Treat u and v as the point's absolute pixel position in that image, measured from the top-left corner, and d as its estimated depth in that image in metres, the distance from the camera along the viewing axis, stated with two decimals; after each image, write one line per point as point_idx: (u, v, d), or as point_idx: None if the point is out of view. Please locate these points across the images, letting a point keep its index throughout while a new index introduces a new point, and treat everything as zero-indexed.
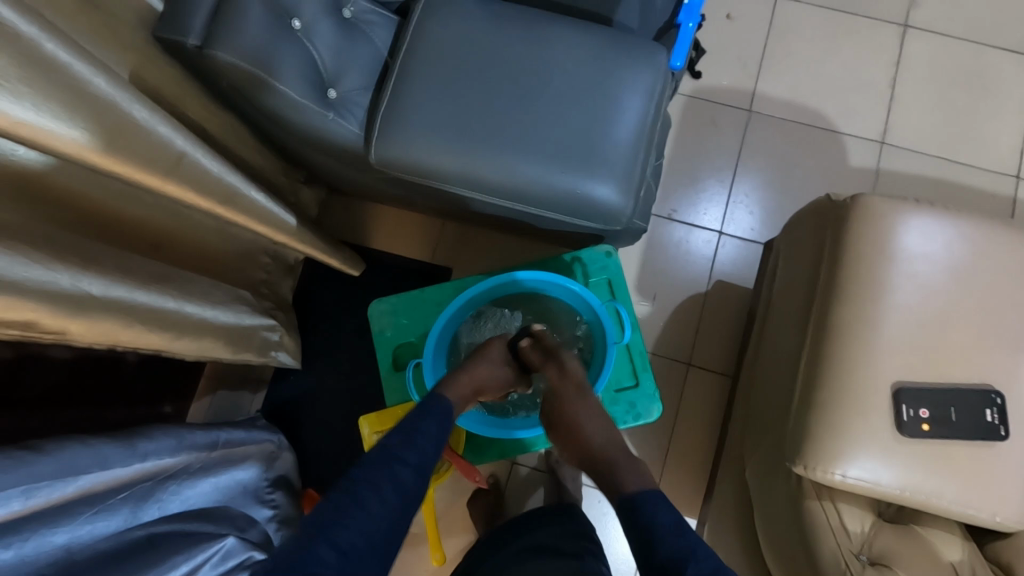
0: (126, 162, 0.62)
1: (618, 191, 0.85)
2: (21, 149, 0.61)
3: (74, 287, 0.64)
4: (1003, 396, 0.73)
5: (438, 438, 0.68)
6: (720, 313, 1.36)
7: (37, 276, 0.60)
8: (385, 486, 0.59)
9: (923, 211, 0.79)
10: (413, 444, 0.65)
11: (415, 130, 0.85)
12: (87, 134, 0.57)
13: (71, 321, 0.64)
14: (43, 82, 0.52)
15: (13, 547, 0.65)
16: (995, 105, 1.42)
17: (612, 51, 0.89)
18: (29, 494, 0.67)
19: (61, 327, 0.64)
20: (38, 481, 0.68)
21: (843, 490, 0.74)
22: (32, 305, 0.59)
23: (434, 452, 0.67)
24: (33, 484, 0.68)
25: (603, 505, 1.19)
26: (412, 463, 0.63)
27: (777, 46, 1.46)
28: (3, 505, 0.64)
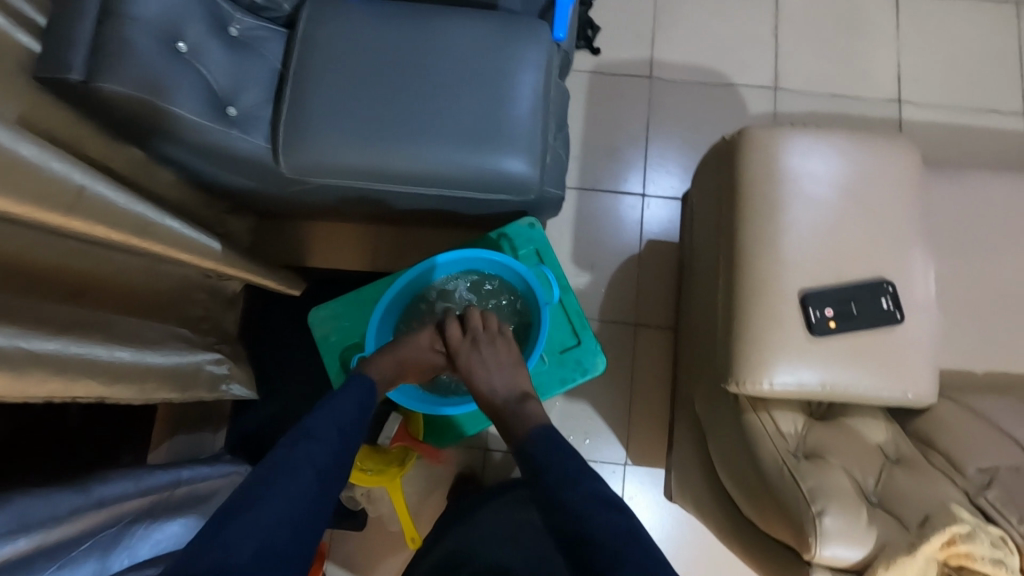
0: (18, 200, 0.62)
1: (527, 162, 0.89)
2: None
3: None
4: (895, 285, 0.81)
5: (339, 435, 0.75)
6: (655, 270, 1.43)
7: None
8: (273, 494, 0.64)
9: (802, 133, 0.86)
10: (301, 448, 0.70)
11: (321, 135, 0.87)
12: None
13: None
14: None
15: None
16: (867, 37, 1.54)
17: (499, 32, 0.93)
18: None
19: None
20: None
21: (774, 398, 0.79)
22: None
23: (327, 444, 0.72)
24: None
25: None
26: (309, 467, 0.68)
27: (665, 14, 1.54)
28: None
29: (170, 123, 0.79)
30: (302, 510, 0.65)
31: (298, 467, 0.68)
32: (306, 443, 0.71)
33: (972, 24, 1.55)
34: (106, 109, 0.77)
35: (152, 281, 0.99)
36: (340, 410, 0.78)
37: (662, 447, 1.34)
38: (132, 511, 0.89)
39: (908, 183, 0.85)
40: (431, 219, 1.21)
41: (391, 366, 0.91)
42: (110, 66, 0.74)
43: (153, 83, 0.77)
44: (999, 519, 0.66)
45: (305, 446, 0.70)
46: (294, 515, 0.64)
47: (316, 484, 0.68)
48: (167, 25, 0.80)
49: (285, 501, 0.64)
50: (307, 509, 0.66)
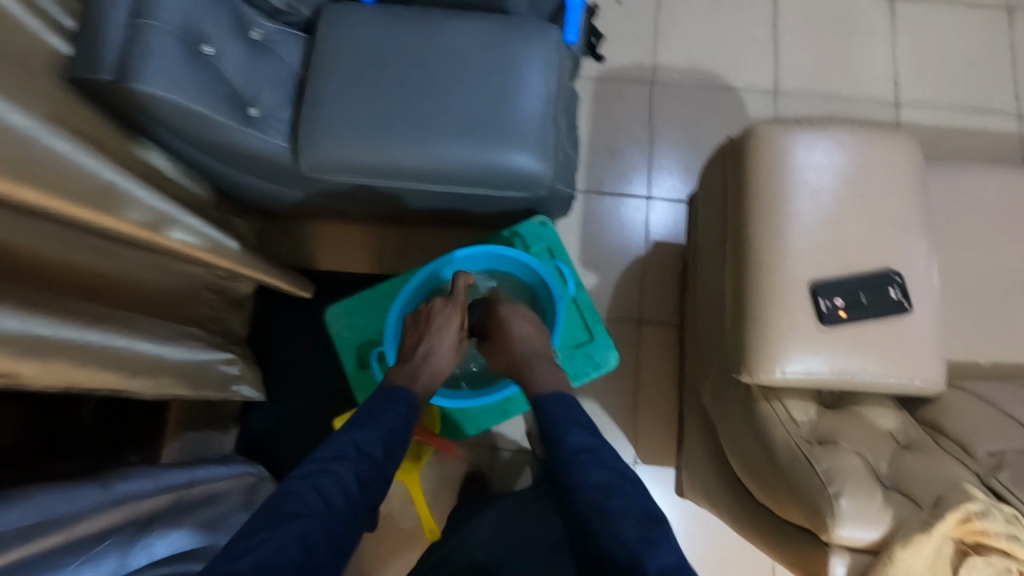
0: (52, 194, 0.64)
1: (539, 158, 0.91)
2: None
3: (24, 329, 0.65)
4: (902, 275, 0.83)
5: (381, 438, 0.76)
6: (661, 271, 1.45)
7: None
8: (313, 496, 0.67)
9: (807, 130, 0.88)
10: (342, 454, 0.72)
11: (337, 133, 0.90)
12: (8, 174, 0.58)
13: (21, 359, 0.65)
14: None
15: None
16: (864, 42, 1.57)
17: (509, 33, 0.96)
18: (23, 539, 0.68)
19: (11, 368, 0.64)
20: (22, 527, 0.69)
21: (786, 387, 0.81)
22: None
23: (368, 444, 0.75)
24: (21, 530, 0.68)
25: None
26: (348, 471, 0.71)
27: (666, 21, 1.58)
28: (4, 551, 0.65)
29: (193, 121, 0.81)
30: (343, 512, 0.68)
31: (337, 471, 0.70)
32: (347, 444, 0.74)
33: (966, 30, 1.59)
34: (128, 108, 0.79)
35: (169, 281, 1.01)
36: (381, 412, 0.80)
37: (670, 445, 1.35)
38: (151, 508, 0.89)
39: (911, 177, 0.88)
40: (441, 220, 1.23)
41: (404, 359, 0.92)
42: (137, 67, 0.76)
43: (179, 84, 0.78)
44: (1009, 497, 0.67)
45: (343, 449, 0.73)
46: (335, 516, 0.67)
47: (357, 488, 0.71)
48: (192, 29, 0.82)
49: (320, 499, 0.67)
50: (347, 511, 0.68)
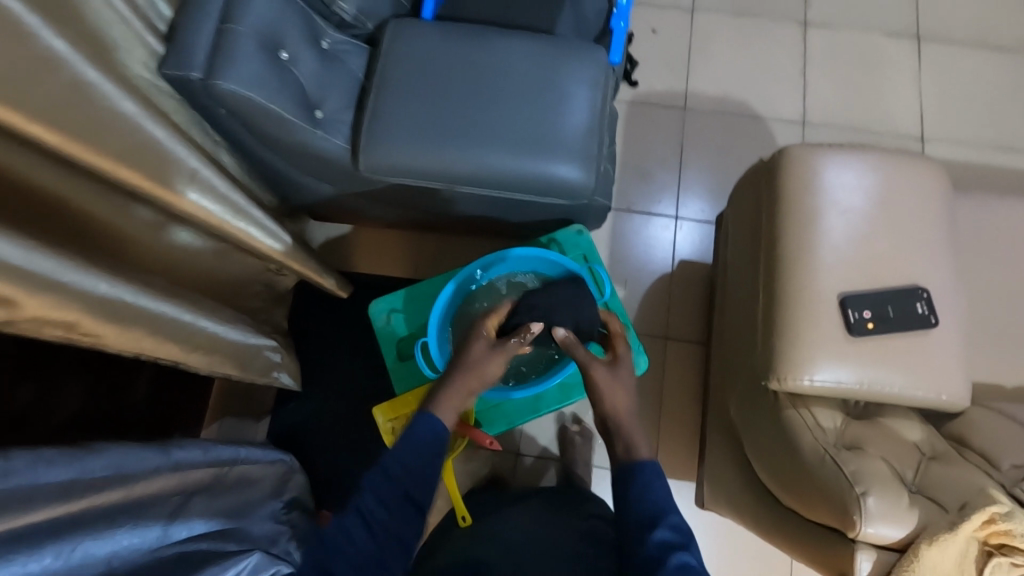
0: (140, 173, 0.72)
1: (581, 169, 0.97)
2: (44, 168, 0.69)
3: (113, 294, 0.72)
4: (929, 292, 0.86)
5: (403, 462, 0.77)
6: (687, 289, 1.49)
7: (77, 280, 0.67)
8: (336, 536, 0.72)
9: (838, 152, 0.93)
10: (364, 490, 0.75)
11: (394, 136, 0.96)
12: (109, 153, 0.67)
13: (97, 318, 0.71)
14: (79, 117, 0.63)
15: (61, 555, 0.65)
16: (891, 80, 1.63)
17: (558, 52, 1.02)
18: (95, 489, 0.73)
19: (90, 327, 0.72)
20: (93, 476, 0.73)
21: (813, 395, 0.84)
22: (75, 307, 0.68)
23: (385, 475, 0.76)
24: (91, 479, 0.73)
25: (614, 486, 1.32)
26: (362, 507, 0.73)
27: (699, 52, 1.65)
28: (84, 495, 0.71)
29: (268, 119, 0.88)
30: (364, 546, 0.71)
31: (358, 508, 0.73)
32: (367, 485, 0.75)
33: (992, 72, 1.64)
34: (211, 103, 0.86)
35: (229, 271, 1.07)
36: (407, 440, 0.80)
37: (690, 460, 1.37)
38: (198, 478, 0.94)
39: (938, 202, 0.92)
40: (478, 231, 1.29)
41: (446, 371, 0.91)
42: (223, 66, 0.83)
43: (258, 82, 0.85)
44: None
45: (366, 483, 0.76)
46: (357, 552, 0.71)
47: (375, 520, 0.73)
48: (271, 35, 0.89)
49: (342, 540, 0.71)
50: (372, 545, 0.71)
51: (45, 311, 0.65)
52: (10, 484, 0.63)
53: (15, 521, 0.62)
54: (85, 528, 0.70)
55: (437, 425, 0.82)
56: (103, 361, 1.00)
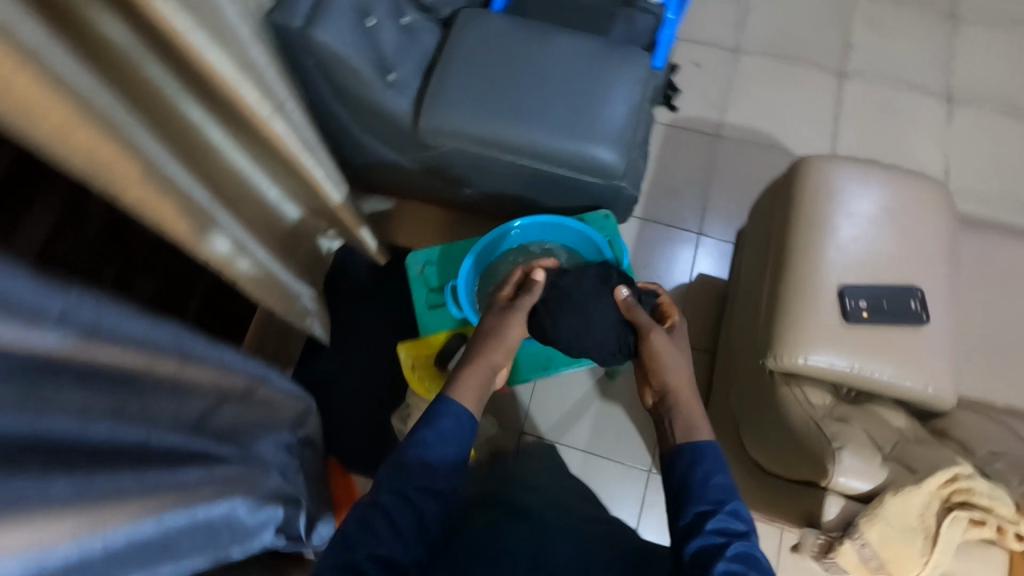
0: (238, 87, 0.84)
1: (615, 153, 1.08)
2: (164, 72, 0.82)
3: (185, 192, 0.85)
4: (923, 292, 0.92)
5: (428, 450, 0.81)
6: (701, 300, 1.56)
7: (164, 169, 0.79)
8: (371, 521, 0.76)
9: (851, 163, 1.02)
10: (389, 481, 0.79)
11: (453, 103, 1.08)
12: (220, 62, 0.80)
13: (172, 205, 0.83)
14: (207, 26, 0.76)
15: (106, 401, 0.70)
16: (917, 134, 1.72)
17: (607, 50, 1.14)
18: (161, 355, 0.77)
19: (170, 214, 0.83)
20: (164, 345, 0.77)
21: (806, 374, 0.90)
22: (158, 187, 0.79)
23: (414, 467, 0.80)
24: (162, 346, 0.77)
25: (608, 480, 1.45)
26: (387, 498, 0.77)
27: (738, 87, 1.77)
28: (152, 353, 0.75)
29: (348, 71, 1.01)
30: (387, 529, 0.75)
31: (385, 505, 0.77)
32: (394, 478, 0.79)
33: (1017, 138, 1.71)
34: (302, 51, 0.98)
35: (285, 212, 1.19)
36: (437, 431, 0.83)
37: None
38: (235, 385, 0.98)
39: (943, 218, 0.99)
40: (511, 219, 1.39)
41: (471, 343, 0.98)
42: (319, 18, 0.96)
43: (346, 36, 0.99)
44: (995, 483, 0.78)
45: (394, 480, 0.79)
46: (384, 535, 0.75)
47: (398, 508, 0.77)
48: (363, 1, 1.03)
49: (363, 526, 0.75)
50: (394, 528, 0.76)
51: (137, 181, 0.76)
52: (108, 321, 0.66)
53: (94, 355, 0.66)
54: (134, 390, 0.75)
55: (458, 407, 0.86)
56: (166, 271, 1.12)
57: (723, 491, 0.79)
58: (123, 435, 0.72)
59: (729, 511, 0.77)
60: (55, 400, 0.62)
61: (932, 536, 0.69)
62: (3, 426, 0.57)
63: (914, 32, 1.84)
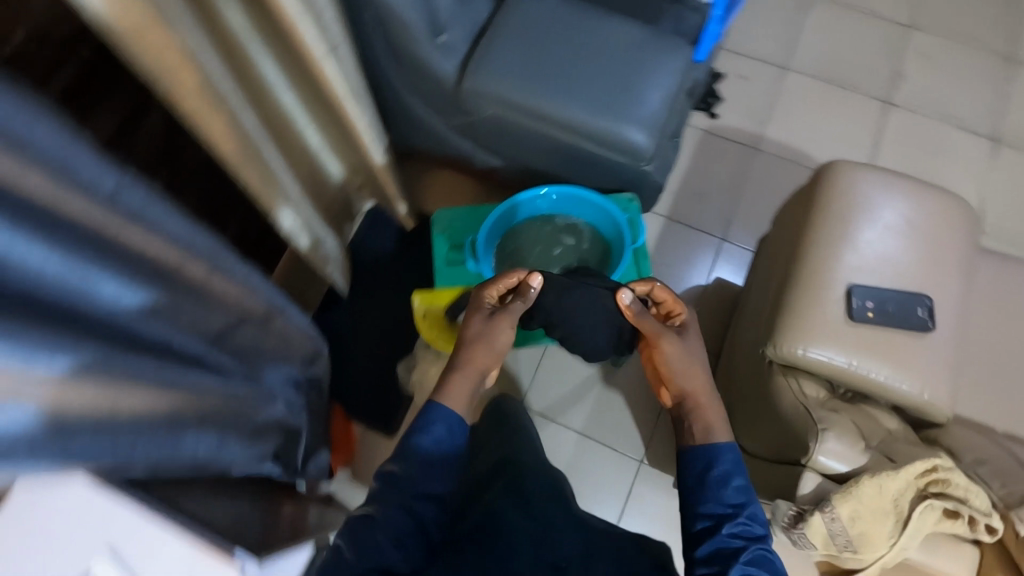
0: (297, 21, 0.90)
1: (645, 135, 1.11)
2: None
3: (236, 112, 0.91)
4: (932, 302, 0.93)
5: (423, 461, 0.85)
6: (716, 304, 1.57)
7: (221, 85, 0.85)
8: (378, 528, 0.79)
9: (878, 171, 1.02)
10: (389, 499, 0.82)
11: (496, 70, 1.13)
12: None
13: (222, 122, 0.89)
14: None
15: (146, 295, 0.73)
16: (957, 169, 1.70)
17: (651, 39, 1.18)
18: (194, 256, 0.79)
19: (219, 131, 0.89)
20: (198, 249, 0.80)
21: (804, 368, 0.91)
22: (213, 102, 0.85)
23: (414, 478, 0.84)
24: (195, 246, 0.79)
25: (594, 472, 1.46)
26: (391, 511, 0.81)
27: (780, 102, 1.79)
28: (190, 252, 0.78)
29: (400, 26, 1.06)
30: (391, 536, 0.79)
31: (388, 517, 0.80)
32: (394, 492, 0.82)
33: None
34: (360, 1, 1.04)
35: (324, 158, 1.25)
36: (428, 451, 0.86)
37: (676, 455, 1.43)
38: (258, 307, 0.99)
39: (963, 235, 0.99)
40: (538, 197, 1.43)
41: (457, 348, 0.95)
42: None
43: None
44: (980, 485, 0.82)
45: (397, 496, 0.82)
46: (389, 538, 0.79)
47: (399, 517, 0.81)
48: None
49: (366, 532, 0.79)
50: (398, 537, 0.80)
51: (195, 93, 0.82)
52: (148, 214, 0.69)
53: (135, 242, 0.69)
54: (169, 285, 0.77)
55: (448, 414, 0.89)
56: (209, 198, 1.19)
57: (741, 493, 0.80)
58: (149, 329, 0.76)
59: (747, 515, 0.79)
60: (102, 285, 0.66)
61: (903, 518, 0.74)
62: (56, 291, 0.62)
63: (967, 68, 1.82)
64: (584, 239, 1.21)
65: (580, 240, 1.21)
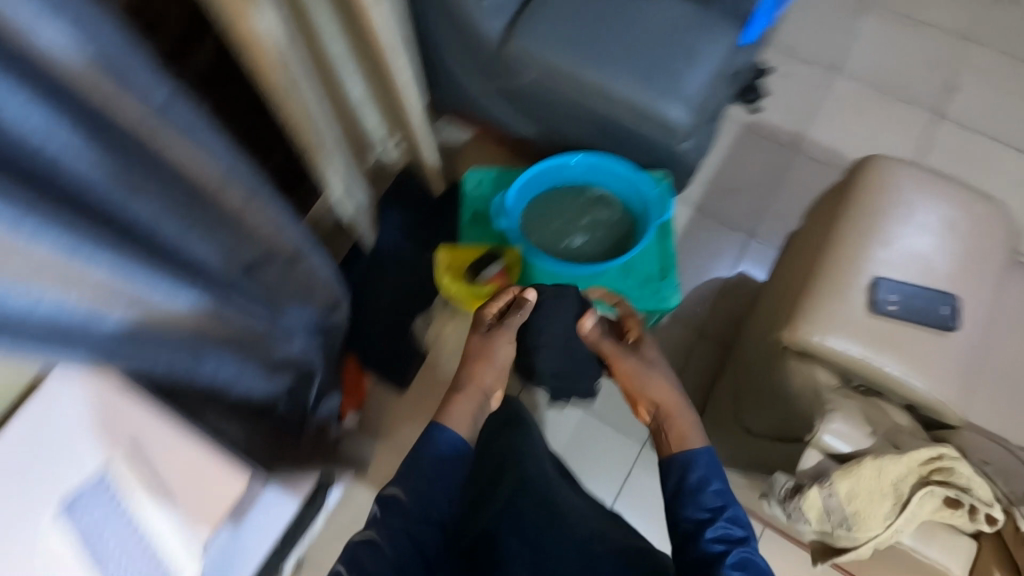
0: None
1: (682, 112, 1.11)
2: None
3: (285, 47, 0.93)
4: (958, 302, 0.92)
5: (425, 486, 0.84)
6: (736, 298, 1.56)
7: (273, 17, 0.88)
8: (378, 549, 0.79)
9: (916, 168, 1.01)
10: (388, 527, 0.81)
11: (541, 35, 1.14)
12: None
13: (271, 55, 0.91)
14: None
15: (183, 216, 0.75)
16: (1000, 188, 1.66)
17: (699, 18, 1.18)
18: (237, 180, 0.77)
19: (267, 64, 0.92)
20: (241, 172, 0.76)
21: (820, 356, 0.91)
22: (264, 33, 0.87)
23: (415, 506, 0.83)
24: (237, 171, 0.76)
25: (594, 454, 1.47)
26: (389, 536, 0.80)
27: (824, 102, 1.75)
28: (231, 179, 0.76)
29: None
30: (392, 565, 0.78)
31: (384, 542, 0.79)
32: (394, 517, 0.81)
33: None
34: None
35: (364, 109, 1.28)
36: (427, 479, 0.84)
37: None
38: (294, 242, 0.91)
39: (998, 241, 0.97)
40: None
41: (458, 367, 0.97)
42: None
43: None
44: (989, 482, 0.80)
45: (395, 522, 0.81)
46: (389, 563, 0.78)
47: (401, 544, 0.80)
48: None
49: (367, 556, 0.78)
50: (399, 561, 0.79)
51: (248, 22, 0.84)
52: (190, 133, 0.68)
53: (180, 157, 0.69)
54: (204, 207, 0.77)
55: (451, 436, 0.88)
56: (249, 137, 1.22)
57: (719, 497, 0.82)
58: (183, 249, 0.77)
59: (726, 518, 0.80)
60: (139, 200, 0.70)
61: (902, 502, 0.74)
62: (100, 196, 0.66)
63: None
64: (612, 212, 1.22)
65: (608, 213, 1.22)
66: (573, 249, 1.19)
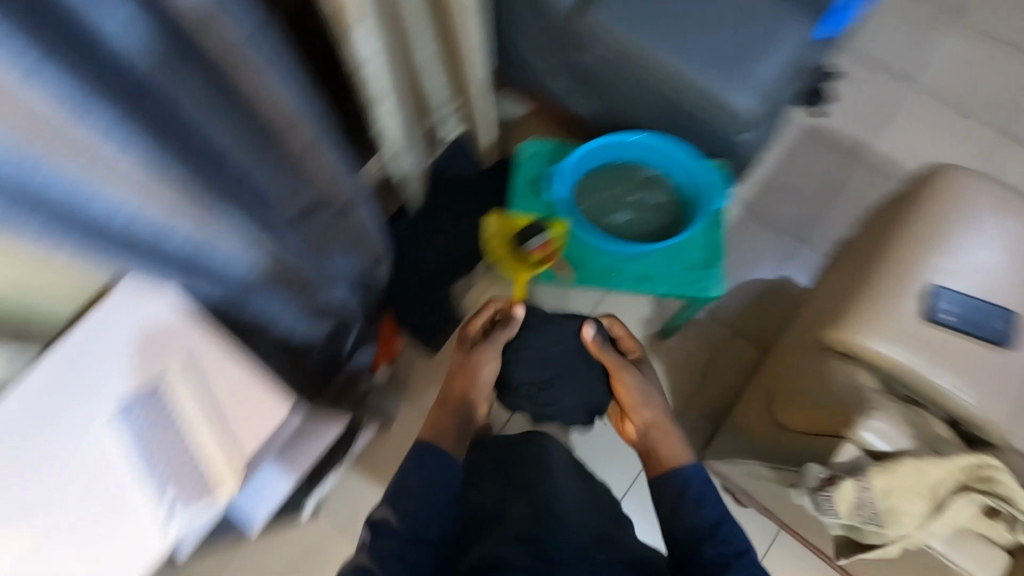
0: None
1: (749, 101, 1.09)
2: None
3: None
4: (1017, 320, 0.90)
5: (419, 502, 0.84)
6: (774, 301, 1.54)
7: None
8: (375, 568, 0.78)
9: (989, 180, 0.98)
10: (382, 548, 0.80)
11: (615, 10, 1.13)
12: None
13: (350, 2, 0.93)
14: None
15: (251, 144, 0.79)
16: None
17: (778, 7, 1.15)
18: (306, 122, 0.81)
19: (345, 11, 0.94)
20: (310, 116, 0.81)
21: (867, 360, 0.89)
22: None
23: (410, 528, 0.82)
24: (307, 114, 0.81)
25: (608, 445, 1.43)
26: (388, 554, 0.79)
27: (891, 113, 1.70)
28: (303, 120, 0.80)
29: None
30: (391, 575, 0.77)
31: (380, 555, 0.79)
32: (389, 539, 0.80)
33: None
34: None
35: None
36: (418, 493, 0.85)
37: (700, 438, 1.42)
38: (347, 195, 0.98)
39: None
40: None
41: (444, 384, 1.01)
42: None
43: None
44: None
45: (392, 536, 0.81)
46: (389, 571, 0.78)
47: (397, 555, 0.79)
48: None
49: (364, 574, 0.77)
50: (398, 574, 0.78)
51: None
52: (271, 72, 0.72)
53: (257, 90, 0.73)
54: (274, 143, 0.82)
55: (438, 452, 0.89)
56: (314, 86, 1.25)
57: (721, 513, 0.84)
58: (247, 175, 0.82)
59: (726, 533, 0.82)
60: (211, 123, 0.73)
61: (939, 502, 0.73)
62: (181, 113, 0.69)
63: None
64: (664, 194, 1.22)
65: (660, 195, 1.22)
66: (617, 225, 1.21)
